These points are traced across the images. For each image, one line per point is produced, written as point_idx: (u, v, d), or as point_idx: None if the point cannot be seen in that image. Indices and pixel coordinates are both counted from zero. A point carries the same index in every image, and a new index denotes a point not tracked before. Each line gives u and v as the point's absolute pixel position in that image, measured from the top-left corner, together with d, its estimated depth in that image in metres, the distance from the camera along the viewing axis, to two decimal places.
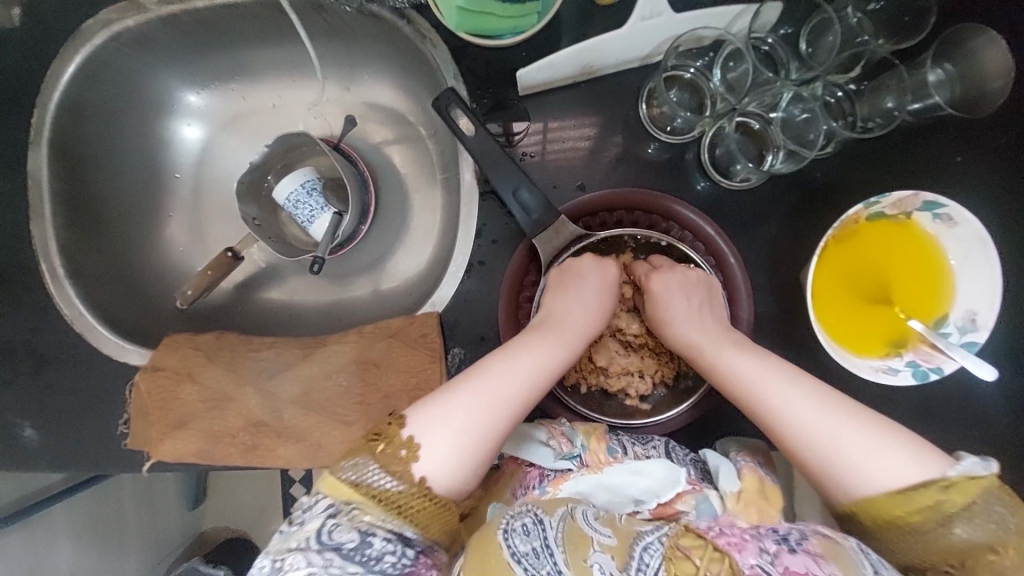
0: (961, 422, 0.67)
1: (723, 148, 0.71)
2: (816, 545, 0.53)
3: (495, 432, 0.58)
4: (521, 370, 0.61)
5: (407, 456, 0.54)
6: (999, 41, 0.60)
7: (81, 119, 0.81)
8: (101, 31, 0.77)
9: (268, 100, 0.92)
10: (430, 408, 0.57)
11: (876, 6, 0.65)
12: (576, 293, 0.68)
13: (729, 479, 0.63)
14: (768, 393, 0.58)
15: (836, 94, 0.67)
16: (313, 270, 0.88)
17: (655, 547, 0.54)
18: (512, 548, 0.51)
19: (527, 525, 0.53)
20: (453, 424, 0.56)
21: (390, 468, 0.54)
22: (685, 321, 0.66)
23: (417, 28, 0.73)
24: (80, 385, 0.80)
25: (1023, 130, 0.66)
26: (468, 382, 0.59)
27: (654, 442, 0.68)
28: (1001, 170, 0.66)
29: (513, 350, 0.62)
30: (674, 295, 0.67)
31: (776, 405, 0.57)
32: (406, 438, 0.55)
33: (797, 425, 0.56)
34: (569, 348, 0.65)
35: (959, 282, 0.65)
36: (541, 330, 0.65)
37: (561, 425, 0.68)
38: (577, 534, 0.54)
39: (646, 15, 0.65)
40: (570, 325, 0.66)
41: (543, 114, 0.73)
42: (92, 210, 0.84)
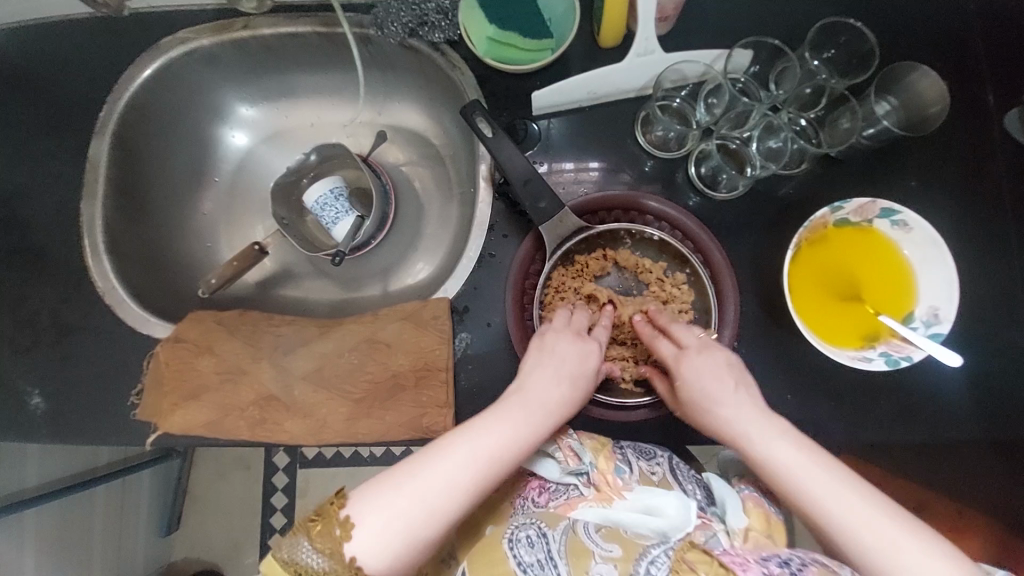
0: (922, 418, 0.75)
1: (708, 165, 0.82)
2: (815, 572, 0.56)
3: (445, 516, 0.57)
4: (476, 461, 0.59)
5: (340, 536, 0.54)
6: (928, 73, 0.73)
7: (143, 118, 0.92)
8: (176, 46, 0.89)
9: (309, 118, 1.04)
10: (378, 492, 0.57)
11: (829, 54, 0.79)
12: (552, 373, 0.68)
13: (738, 517, 0.67)
14: (819, 494, 0.56)
15: (801, 122, 0.80)
16: (335, 262, 0.96)
17: (662, 560, 0.59)
18: (517, 558, 0.61)
19: (530, 536, 0.62)
20: (400, 505, 0.56)
21: (320, 547, 0.54)
22: (726, 408, 0.64)
23: (449, 58, 0.86)
24: (99, 356, 0.83)
25: (960, 162, 0.78)
26: (423, 469, 0.58)
27: (658, 458, 0.73)
28: (945, 194, 0.77)
29: (478, 428, 0.62)
30: (705, 383, 0.66)
31: (821, 505, 0.56)
32: (342, 518, 0.55)
33: (847, 530, 0.54)
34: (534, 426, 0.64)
35: (920, 280, 0.73)
36: (514, 411, 0.64)
37: (571, 438, 0.71)
38: (579, 546, 0.61)
39: (640, 53, 0.79)
40: (537, 412, 0.65)
41: (554, 131, 0.85)
42: (137, 198, 0.92)
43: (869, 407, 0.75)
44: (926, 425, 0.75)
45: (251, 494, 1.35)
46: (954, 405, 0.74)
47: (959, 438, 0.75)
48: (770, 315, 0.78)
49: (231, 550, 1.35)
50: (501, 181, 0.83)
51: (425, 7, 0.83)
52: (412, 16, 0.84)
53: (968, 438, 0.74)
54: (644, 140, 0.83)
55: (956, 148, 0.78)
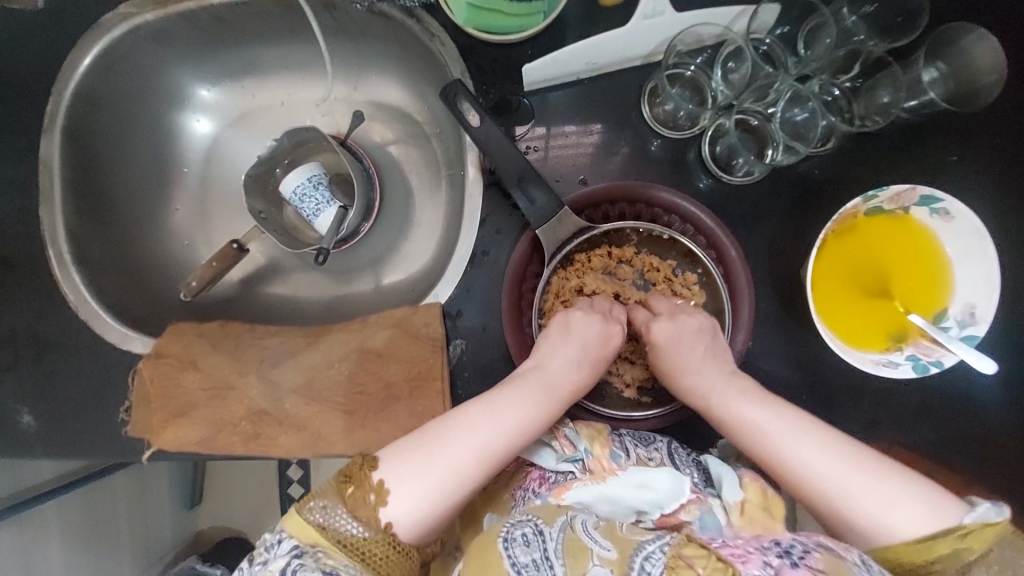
0: (961, 417, 0.69)
1: (723, 144, 0.73)
2: (818, 560, 0.50)
3: (471, 483, 0.58)
4: (498, 431, 0.60)
5: (375, 501, 0.55)
6: (989, 37, 0.62)
7: (94, 109, 0.83)
8: (118, 24, 0.79)
9: (277, 97, 0.93)
10: (408, 458, 0.57)
11: (870, 9, 0.67)
12: (569, 348, 0.68)
13: (732, 489, 0.63)
14: (785, 444, 0.58)
15: (833, 92, 0.69)
16: (318, 261, 0.88)
17: (657, 557, 0.53)
18: (513, 559, 0.54)
19: (527, 535, 0.56)
20: (429, 470, 0.57)
21: (357, 513, 0.55)
22: (694, 371, 0.66)
23: (426, 26, 0.75)
24: (82, 372, 0.80)
25: (1014, 132, 0.68)
26: (450, 437, 0.59)
27: (657, 444, 0.69)
28: (996, 170, 0.68)
29: (496, 398, 0.62)
30: (672, 350, 0.67)
31: (785, 454, 0.57)
32: (376, 482, 0.56)
33: (811, 478, 0.56)
34: (552, 399, 0.64)
35: (957, 277, 0.66)
36: (531, 383, 0.65)
37: (566, 427, 0.68)
38: (576, 545, 0.55)
39: (648, 14, 0.68)
40: (552, 388, 0.65)
41: (548, 109, 0.75)
42: (100, 198, 0.85)
43: (897, 406, 0.70)
44: (964, 421, 0.69)
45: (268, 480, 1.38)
46: (995, 400, 0.68)
47: (1003, 436, 0.68)
48: (786, 309, 0.72)
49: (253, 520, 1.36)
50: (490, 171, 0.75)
51: None
52: None
53: (1012, 436, 0.68)
54: (650, 115, 0.74)
55: (1013, 111, 0.67)
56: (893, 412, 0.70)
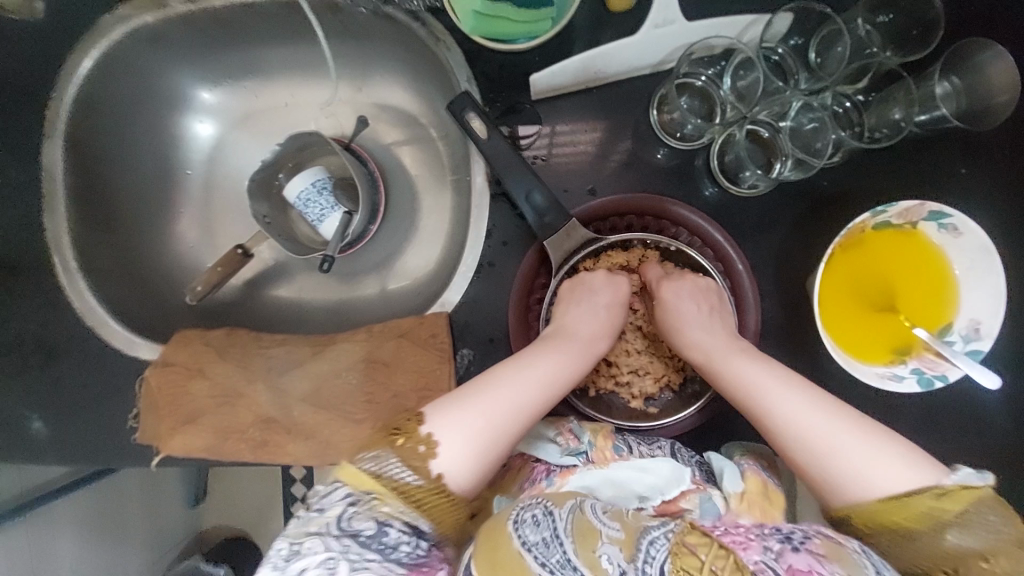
0: (963, 431, 0.69)
1: (732, 154, 0.72)
2: (818, 545, 0.53)
3: (516, 432, 0.59)
4: (535, 380, 0.62)
5: (425, 451, 0.56)
6: (1004, 56, 0.61)
7: (95, 114, 0.82)
8: (118, 26, 0.78)
9: (280, 99, 0.92)
10: (451, 410, 0.58)
11: (885, 19, 0.65)
12: (594, 304, 0.71)
13: (733, 481, 0.65)
14: (774, 399, 0.59)
15: (845, 104, 0.69)
16: (323, 268, 0.88)
17: (661, 542, 0.54)
18: (522, 539, 0.54)
19: (536, 516, 0.56)
20: (473, 422, 0.58)
21: (410, 462, 0.55)
22: (696, 330, 0.68)
23: (432, 30, 0.74)
24: (90, 379, 0.80)
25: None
26: (489, 387, 0.60)
27: (660, 443, 0.70)
28: (1007, 184, 0.67)
29: (529, 357, 0.64)
30: (680, 304, 0.69)
31: (777, 409, 0.59)
32: (425, 435, 0.57)
33: (801, 431, 0.57)
34: (585, 353, 0.67)
35: (964, 292, 0.66)
36: (562, 338, 0.67)
37: (569, 421, 0.70)
38: (585, 526, 0.56)
39: (659, 23, 0.67)
40: (582, 341, 0.68)
41: (556, 117, 0.74)
42: (103, 203, 0.84)
43: (901, 419, 0.70)
44: (966, 433, 0.69)
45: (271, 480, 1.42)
46: (997, 414, 0.69)
47: (1008, 448, 0.69)
48: (792, 321, 0.72)
49: (259, 518, 1.35)
50: (494, 181, 0.75)
51: None
52: None
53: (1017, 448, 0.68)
54: (658, 121, 0.73)
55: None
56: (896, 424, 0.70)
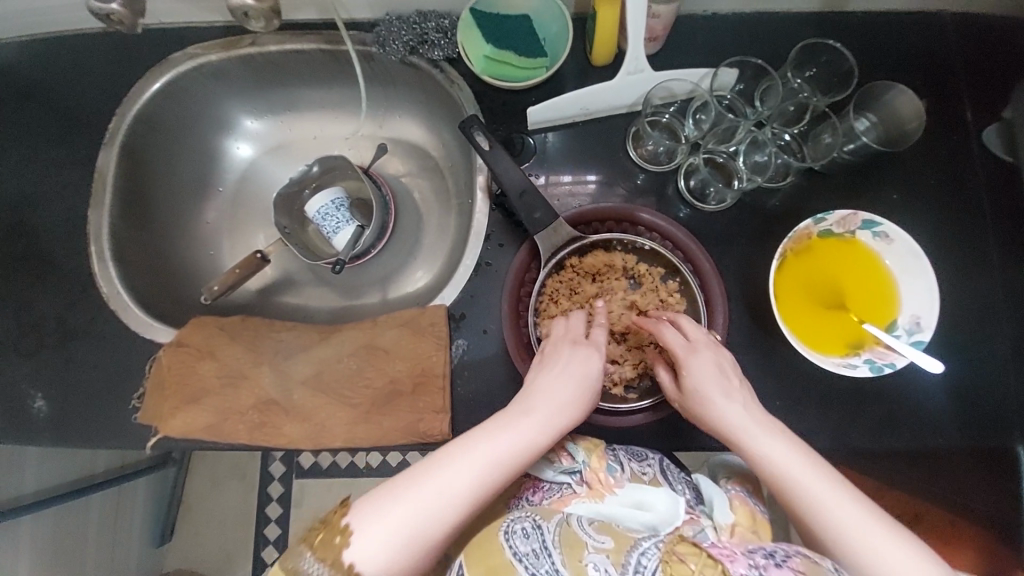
0: (902, 422, 0.78)
1: (697, 178, 0.85)
2: (799, 563, 0.55)
3: (448, 517, 0.58)
4: (470, 463, 0.60)
5: (340, 542, 0.56)
6: (907, 91, 0.77)
7: (151, 130, 0.94)
8: (186, 61, 0.92)
9: (311, 131, 1.06)
10: (376, 500, 0.58)
11: (811, 73, 0.83)
12: (552, 379, 0.69)
13: (724, 512, 0.69)
14: (812, 490, 0.58)
15: (785, 137, 0.84)
16: (334, 271, 0.97)
17: (652, 552, 0.59)
18: (513, 548, 0.60)
19: (526, 528, 0.61)
20: (399, 512, 0.57)
21: (321, 556, 0.56)
22: (727, 408, 0.66)
23: (447, 74, 0.89)
24: (101, 361, 0.85)
25: (925, 180, 0.83)
26: (429, 475, 0.59)
27: (649, 460, 0.75)
28: (913, 213, 0.83)
29: (474, 438, 0.62)
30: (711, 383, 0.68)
31: (814, 508, 0.58)
32: (343, 525, 0.57)
33: (835, 533, 0.56)
34: (537, 431, 0.64)
35: (902, 290, 0.76)
36: (516, 415, 0.65)
37: (564, 439, 0.74)
38: (573, 538, 0.61)
39: (631, 71, 0.82)
40: (535, 418, 0.65)
41: (550, 143, 0.88)
42: (143, 205, 0.95)
43: (851, 410, 0.78)
44: (911, 427, 0.78)
45: (247, 504, 1.42)
46: (934, 411, 0.78)
47: (944, 442, 0.78)
48: (757, 322, 0.80)
49: (222, 564, 1.41)
50: (499, 194, 0.87)
51: (427, 27, 0.87)
52: (413, 35, 0.88)
53: (952, 445, 0.78)
54: (635, 153, 0.86)
55: (930, 165, 0.84)
56: (846, 415, 0.78)
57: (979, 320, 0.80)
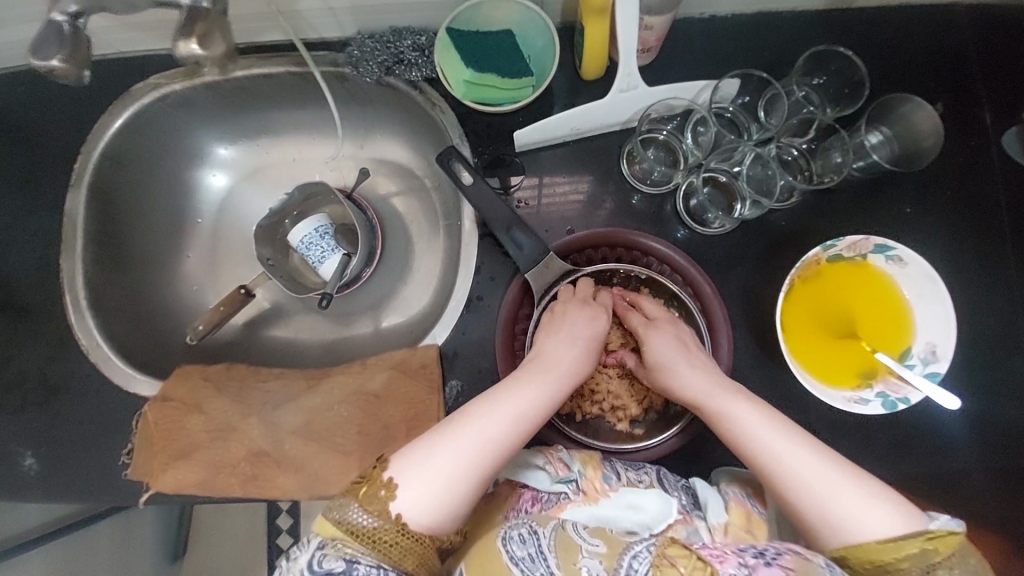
0: (916, 448, 0.75)
1: (696, 199, 0.80)
2: (790, 561, 0.53)
3: (486, 464, 0.60)
4: (499, 416, 0.63)
5: (386, 495, 0.57)
6: (925, 105, 0.72)
7: (119, 167, 0.89)
8: (149, 92, 0.87)
9: (290, 155, 1.01)
10: (413, 452, 0.60)
11: (819, 81, 0.78)
12: (566, 340, 0.71)
13: (717, 512, 0.67)
14: (780, 445, 0.61)
15: (792, 153, 0.79)
16: (322, 306, 0.93)
17: (644, 555, 0.58)
18: (511, 553, 0.61)
19: (523, 534, 0.62)
20: (436, 465, 0.59)
21: (368, 507, 0.56)
22: (682, 372, 0.69)
23: (428, 96, 0.83)
24: (87, 415, 0.82)
25: (941, 190, 0.78)
26: (456, 429, 0.61)
27: (646, 469, 0.72)
28: (929, 225, 0.78)
29: (498, 396, 0.64)
30: (662, 352, 0.72)
31: (776, 457, 0.60)
32: (386, 479, 0.58)
33: (794, 483, 0.59)
34: (558, 386, 0.67)
35: (917, 316, 0.73)
36: (534, 372, 0.68)
37: (560, 451, 0.71)
38: (567, 542, 0.62)
39: (623, 88, 0.76)
40: (557, 371, 0.68)
41: (539, 166, 0.82)
42: (117, 247, 0.91)
43: (862, 437, 0.75)
44: (926, 453, 0.75)
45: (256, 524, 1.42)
46: (949, 434, 0.75)
47: (959, 466, 0.75)
48: (763, 349, 0.77)
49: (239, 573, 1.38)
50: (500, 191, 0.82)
51: (402, 46, 0.81)
52: (388, 55, 0.81)
53: (969, 468, 0.75)
54: (629, 172, 0.81)
55: (946, 174, 0.78)
56: (860, 444, 0.75)
57: (996, 338, 0.76)
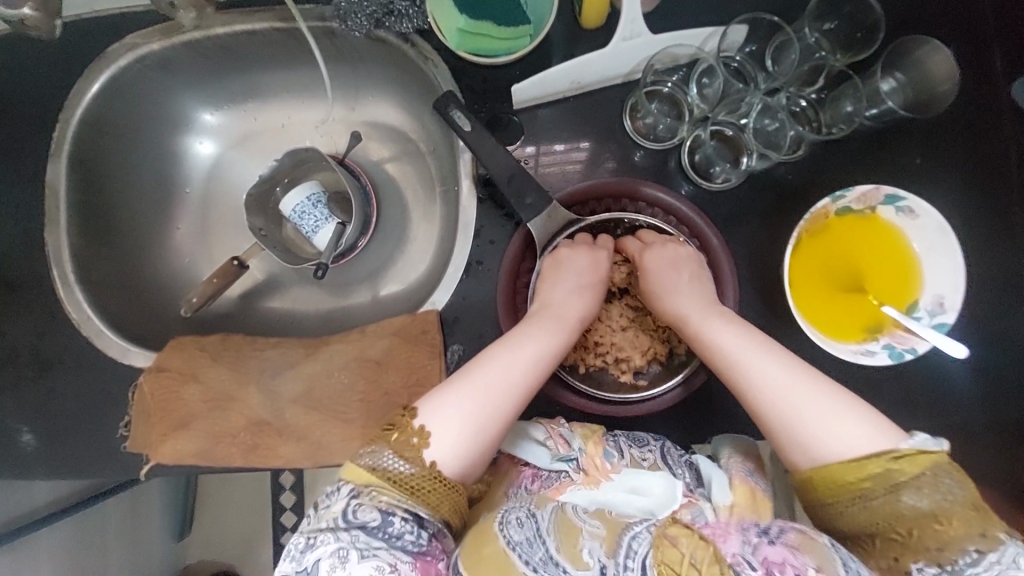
0: (921, 403, 0.75)
1: (701, 153, 0.77)
2: (793, 538, 0.54)
3: (511, 404, 0.61)
4: (521, 359, 0.64)
5: (418, 443, 0.58)
6: (941, 49, 0.69)
7: (99, 134, 0.86)
8: (126, 53, 0.82)
9: (278, 120, 0.97)
10: (436, 398, 0.61)
11: (830, 26, 0.74)
12: (578, 283, 0.72)
13: (722, 491, 0.65)
14: (755, 363, 0.61)
15: (800, 103, 0.76)
16: (318, 277, 0.89)
17: (644, 535, 0.55)
18: (508, 537, 0.56)
19: (520, 517, 0.58)
20: (462, 408, 0.60)
21: (403, 454, 0.57)
22: (668, 292, 0.70)
23: (420, 50, 0.79)
24: (83, 389, 0.81)
25: (953, 139, 0.75)
26: (470, 371, 0.62)
27: (650, 445, 0.71)
28: (940, 177, 0.75)
29: (516, 341, 0.65)
30: (661, 272, 0.71)
31: (752, 374, 0.61)
32: (418, 427, 0.58)
33: (772, 399, 0.59)
34: (571, 328, 0.69)
35: (925, 269, 0.71)
36: (548, 316, 0.69)
37: (561, 426, 0.70)
38: (567, 524, 0.58)
39: (627, 36, 0.73)
40: (570, 312, 0.70)
41: (539, 123, 0.79)
42: (103, 219, 0.87)
43: (867, 392, 0.74)
44: (930, 409, 0.75)
45: (259, 500, 1.40)
46: (954, 387, 0.75)
47: (965, 420, 0.74)
48: (769, 308, 0.75)
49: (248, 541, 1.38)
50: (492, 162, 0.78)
51: None
52: (377, 6, 0.77)
53: (975, 422, 0.74)
54: (632, 127, 0.78)
55: (959, 123, 0.75)
56: (865, 398, 0.74)
57: (1005, 290, 0.75)
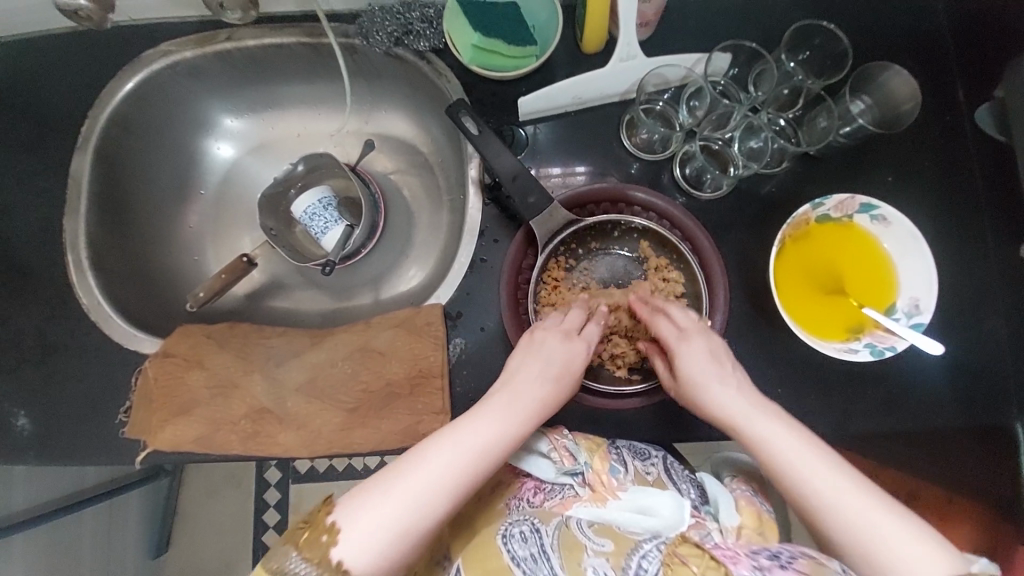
0: (901, 404, 0.78)
1: (692, 166, 0.83)
2: (804, 564, 0.53)
3: (445, 502, 0.55)
4: (464, 450, 0.57)
5: (327, 542, 0.52)
6: (900, 71, 0.78)
7: (126, 132, 0.91)
8: (160, 59, 0.88)
9: (294, 128, 1.03)
10: (364, 497, 0.54)
11: (805, 56, 0.83)
12: (538, 364, 0.67)
13: (730, 513, 0.66)
14: (815, 476, 0.56)
15: (780, 122, 0.84)
16: (323, 272, 0.93)
17: (653, 554, 0.58)
18: (511, 552, 0.60)
19: (524, 532, 0.62)
20: (391, 505, 0.53)
21: (308, 556, 0.52)
22: (716, 390, 0.64)
23: (435, 66, 0.86)
24: (86, 374, 0.81)
25: (918, 161, 0.83)
26: (408, 465, 0.56)
27: (653, 458, 0.73)
28: (907, 194, 0.82)
29: (458, 429, 0.59)
30: (698, 362, 0.67)
31: (812, 488, 0.56)
32: (329, 524, 0.52)
33: (840, 517, 0.54)
34: (523, 419, 0.62)
35: (900, 270, 0.77)
36: (501, 403, 0.63)
37: (565, 438, 0.70)
38: (571, 541, 0.61)
39: (623, 58, 0.80)
40: (527, 405, 0.63)
41: (542, 134, 0.86)
42: (121, 211, 0.91)
43: (850, 392, 0.78)
44: (909, 410, 0.78)
45: (240, 511, 1.34)
46: (932, 390, 0.78)
47: (943, 421, 0.78)
48: (757, 311, 0.79)
49: (227, 555, 1.33)
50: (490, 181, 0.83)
51: (410, 17, 0.85)
52: (397, 26, 0.85)
53: (952, 423, 0.78)
54: (630, 143, 0.84)
55: (924, 147, 0.83)
56: (848, 397, 0.78)
57: (973, 299, 0.80)
